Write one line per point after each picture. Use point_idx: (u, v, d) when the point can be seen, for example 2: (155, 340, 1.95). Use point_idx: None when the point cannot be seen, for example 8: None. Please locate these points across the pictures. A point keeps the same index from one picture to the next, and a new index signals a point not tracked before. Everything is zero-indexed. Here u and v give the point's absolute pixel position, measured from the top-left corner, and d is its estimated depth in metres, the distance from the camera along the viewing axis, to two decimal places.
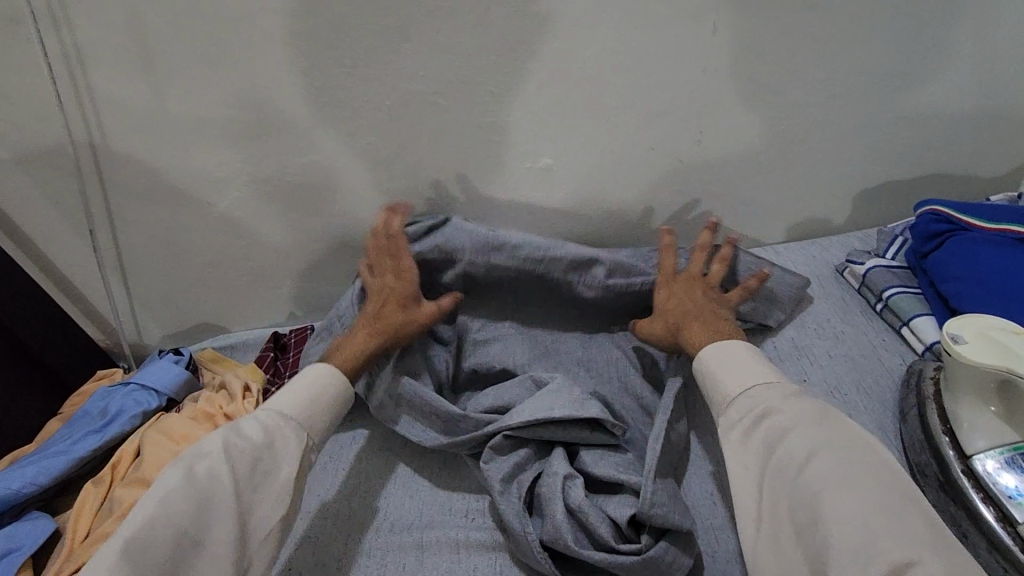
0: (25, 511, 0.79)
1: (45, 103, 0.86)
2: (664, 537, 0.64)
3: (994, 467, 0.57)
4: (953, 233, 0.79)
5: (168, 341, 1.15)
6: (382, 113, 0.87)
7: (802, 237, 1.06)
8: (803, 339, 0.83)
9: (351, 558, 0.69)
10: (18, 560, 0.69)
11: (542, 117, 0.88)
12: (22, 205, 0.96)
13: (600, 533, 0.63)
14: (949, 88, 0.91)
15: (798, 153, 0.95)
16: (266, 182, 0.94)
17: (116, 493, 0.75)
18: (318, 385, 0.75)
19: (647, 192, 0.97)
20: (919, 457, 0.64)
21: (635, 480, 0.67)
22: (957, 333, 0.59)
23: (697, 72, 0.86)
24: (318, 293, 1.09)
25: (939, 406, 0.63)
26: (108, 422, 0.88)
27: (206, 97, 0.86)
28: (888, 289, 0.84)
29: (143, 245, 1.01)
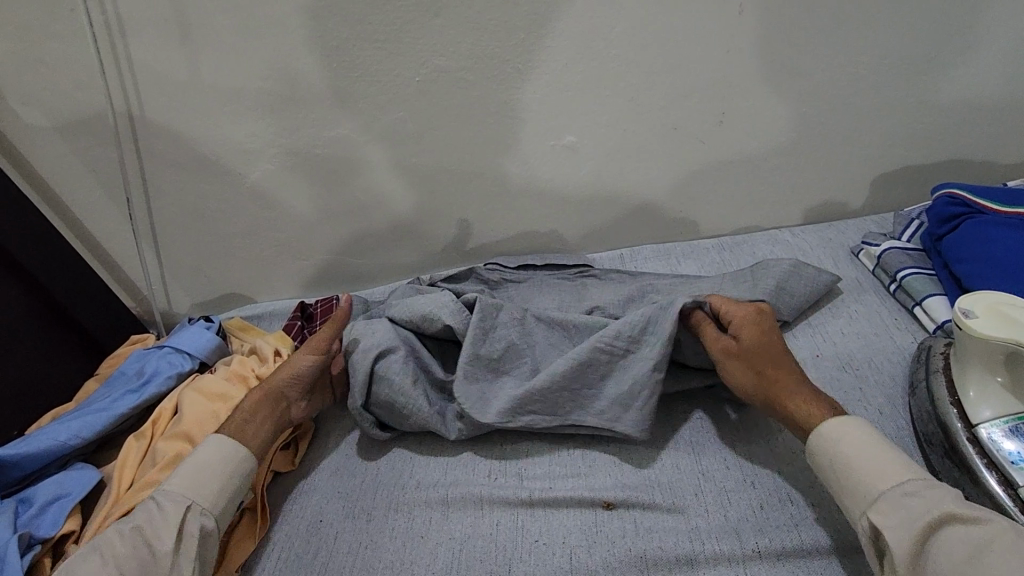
0: (70, 462, 0.83)
1: (87, 72, 0.89)
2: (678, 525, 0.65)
3: (999, 435, 0.60)
4: (968, 215, 0.81)
5: (196, 309, 1.20)
6: (410, 88, 0.90)
7: (818, 220, 1.07)
8: (818, 319, 0.85)
9: (379, 512, 0.73)
10: (68, 506, 0.73)
11: (565, 96, 0.90)
12: (61, 172, 1.00)
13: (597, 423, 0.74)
14: (971, 72, 0.92)
15: (819, 136, 0.96)
16: (296, 155, 0.97)
17: (158, 446, 0.79)
18: (205, 452, 0.70)
19: (667, 172, 0.99)
20: (927, 428, 0.66)
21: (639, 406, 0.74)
22: (968, 309, 0.62)
23: (721, 52, 0.87)
24: (343, 265, 1.13)
25: (947, 377, 0.66)
26: (145, 382, 0.91)
27: (241, 69, 0.88)
28: (902, 270, 0.86)
29: (175, 214, 1.04)
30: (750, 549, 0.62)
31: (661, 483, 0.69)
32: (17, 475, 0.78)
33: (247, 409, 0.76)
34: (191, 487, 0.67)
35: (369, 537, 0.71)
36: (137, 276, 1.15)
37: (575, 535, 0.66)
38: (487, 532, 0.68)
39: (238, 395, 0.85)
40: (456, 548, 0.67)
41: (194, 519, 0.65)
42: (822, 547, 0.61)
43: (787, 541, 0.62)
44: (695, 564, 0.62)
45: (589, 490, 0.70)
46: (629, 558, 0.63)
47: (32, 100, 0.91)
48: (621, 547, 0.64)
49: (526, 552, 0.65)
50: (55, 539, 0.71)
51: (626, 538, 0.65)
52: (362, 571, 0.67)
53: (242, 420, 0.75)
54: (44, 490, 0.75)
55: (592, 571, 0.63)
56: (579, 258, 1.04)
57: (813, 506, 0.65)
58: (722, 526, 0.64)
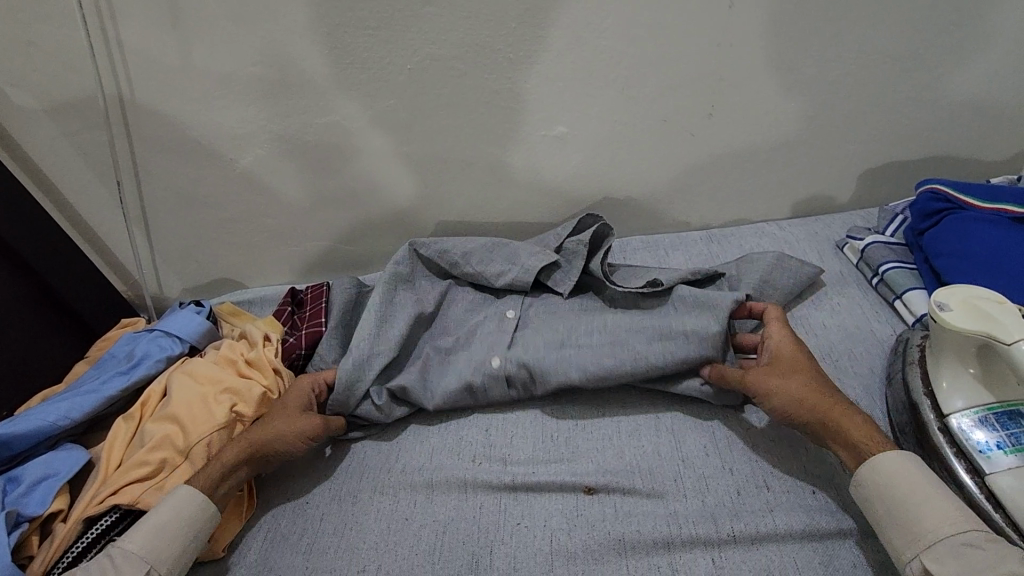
0: (59, 443, 0.83)
1: (76, 53, 0.89)
2: (701, 544, 0.63)
3: (968, 425, 0.61)
4: (950, 211, 0.82)
5: (187, 294, 1.20)
6: (402, 76, 0.90)
7: (806, 213, 1.09)
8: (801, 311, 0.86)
9: (365, 495, 0.74)
10: (56, 485, 0.74)
11: (557, 86, 0.91)
12: (52, 154, 0.99)
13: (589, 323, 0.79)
14: (959, 71, 0.93)
15: (807, 130, 0.97)
16: (287, 141, 0.97)
17: (146, 428, 0.79)
18: (177, 508, 0.66)
19: (657, 164, 1.00)
20: (900, 417, 0.68)
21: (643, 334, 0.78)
22: (943, 302, 0.63)
23: (712, 46, 0.87)
24: (334, 251, 1.13)
25: (923, 369, 0.67)
26: (135, 364, 0.92)
27: (232, 54, 0.88)
28: (884, 264, 0.88)
29: (166, 199, 1.04)
30: (726, 533, 0.63)
31: (641, 469, 0.71)
32: (6, 454, 0.78)
33: (226, 463, 0.71)
34: (149, 532, 0.64)
35: (354, 520, 0.72)
36: (128, 260, 1.15)
37: (556, 519, 0.67)
38: (471, 515, 0.69)
39: (228, 378, 0.85)
40: (440, 529, 0.69)
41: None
42: (796, 532, 0.63)
43: (762, 524, 0.63)
44: (673, 547, 0.63)
45: (571, 475, 0.71)
46: (608, 541, 0.64)
47: (22, 81, 0.91)
48: (601, 531, 0.65)
49: (508, 535, 0.67)
50: (44, 517, 0.71)
51: (606, 522, 0.66)
52: (347, 552, 0.69)
53: (217, 475, 0.70)
54: (33, 469, 0.75)
55: (572, 554, 0.64)
56: None
57: (789, 493, 0.66)
58: (700, 511, 0.66)
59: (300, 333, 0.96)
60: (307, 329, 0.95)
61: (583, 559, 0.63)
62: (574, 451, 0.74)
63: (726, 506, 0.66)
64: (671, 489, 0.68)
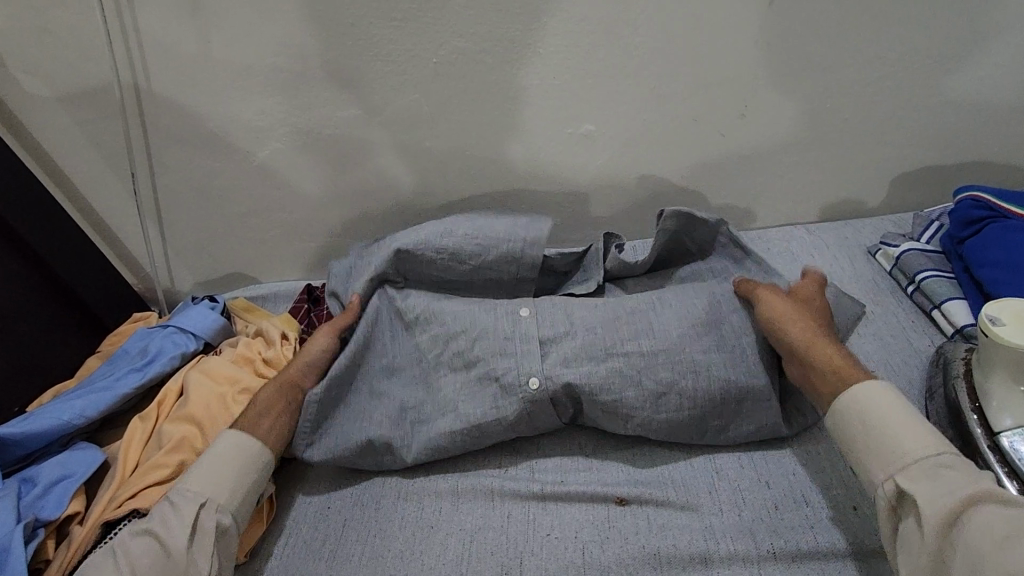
0: (73, 441, 0.82)
1: (92, 40, 0.86)
2: (739, 561, 0.61)
3: (1020, 444, 0.59)
4: (992, 219, 0.80)
5: (200, 288, 1.18)
6: (427, 69, 0.87)
7: (835, 217, 1.06)
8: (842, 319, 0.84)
9: (388, 501, 0.73)
10: (72, 486, 0.72)
11: (586, 82, 0.88)
12: (64, 144, 0.97)
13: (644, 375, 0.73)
14: (1000, 74, 0.90)
15: (840, 132, 0.95)
16: (307, 134, 0.95)
17: (164, 428, 0.77)
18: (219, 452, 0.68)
19: (685, 165, 0.97)
20: (944, 433, 0.67)
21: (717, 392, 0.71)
22: (994, 316, 0.61)
23: (747, 44, 0.85)
24: (352, 249, 1.11)
25: (969, 385, 0.66)
26: (149, 361, 0.89)
27: (253, 44, 0.85)
28: (921, 272, 0.86)
29: (181, 191, 1.02)
30: (765, 549, 0.62)
31: (674, 481, 0.69)
32: (21, 453, 0.77)
33: (263, 402, 0.74)
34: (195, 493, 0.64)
35: (379, 528, 0.70)
36: (139, 253, 1.13)
37: (587, 530, 0.66)
38: (499, 524, 0.68)
39: (247, 377, 0.83)
40: (467, 539, 0.67)
41: (210, 517, 0.63)
42: (838, 550, 0.61)
43: (800, 541, 0.62)
44: (709, 563, 0.62)
45: (602, 485, 0.70)
46: (644, 554, 0.63)
47: (36, 68, 0.89)
48: (634, 544, 0.64)
49: (537, 546, 0.65)
50: (60, 520, 0.70)
51: (639, 535, 0.65)
52: (373, 560, 0.67)
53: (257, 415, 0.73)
54: (48, 470, 0.73)
55: (605, 567, 0.63)
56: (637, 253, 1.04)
57: (827, 508, 0.65)
58: (737, 525, 0.64)
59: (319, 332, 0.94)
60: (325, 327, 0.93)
61: (616, 573, 0.62)
62: (602, 462, 0.73)
63: (764, 523, 0.64)
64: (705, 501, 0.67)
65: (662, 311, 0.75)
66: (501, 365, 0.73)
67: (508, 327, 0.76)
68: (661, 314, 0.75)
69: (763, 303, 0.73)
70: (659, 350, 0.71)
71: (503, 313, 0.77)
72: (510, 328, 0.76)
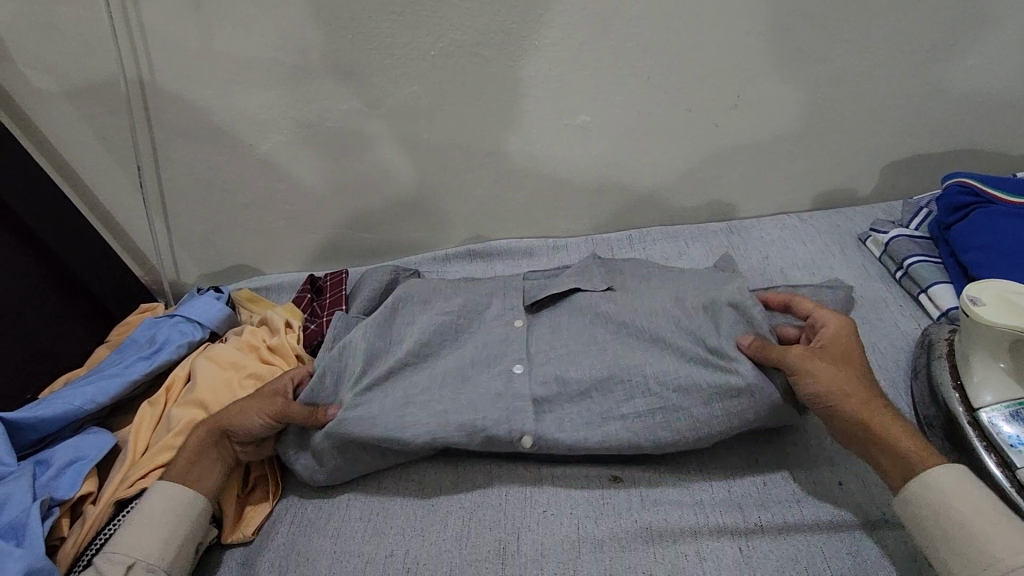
0: (84, 426, 0.84)
1: (99, 36, 0.88)
2: (728, 533, 0.64)
3: (998, 419, 0.62)
4: (978, 205, 0.82)
5: (205, 280, 1.20)
6: (425, 62, 0.89)
7: (827, 205, 1.08)
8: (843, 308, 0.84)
9: (390, 481, 0.76)
10: (85, 468, 0.75)
11: (581, 74, 0.90)
12: (72, 138, 0.99)
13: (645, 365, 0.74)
14: (988, 62, 0.91)
15: (831, 122, 0.96)
16: (308, 127, 0.97)
17: (173, 412, 0.80)
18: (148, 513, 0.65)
19: (679, 154, 0.99)
20: (927, 411, 0.69)
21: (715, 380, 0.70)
22: (976, 296, 0.63)
23: (738, 34, 0.87)
24: (353, 239, 1.13)
25: (951, 364, 0.68)
26: (157, 349, 0.92)
27: (256, 39, 0.88)
28: (909, 257, 0.88)
29: (185, 184, 1.04)
30: (753, 522, 0.64)
31: (667, 459, 0.72)
32: (35, 437, 0.79)
33: (194, 448, 0.71)
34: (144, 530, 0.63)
35: (382, 506, 0.73)
36: (145, 246, 1.15)
37: (581, 506, 0.68)
38: (497, 501, 0.71)
39: (253, 364, 0.86)
40: (466, 515, 0.70)
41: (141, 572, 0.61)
42: (823, 522, 0.64)
43: (787, 514, 0.65)
44: (700, 536, 0.64)
45: (597, 464, 0.72)
46: (637, 528, 0.65)
47: (43, 64, 0.91)
48: (627, 518, 0.67)
49: (534, 522, 0.68)
50: (74, 500, 0.72)
51: (632, 511, 0.67)
52: (375, 536, 0.70)
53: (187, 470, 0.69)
54: (62, 452, 0.76)
55: (599, 541, 0.65)
56: (638, 241, 1.07)
57: (813, 485, 0.68)
58: (726, 501, 0.67)
59: (322, 320, 0.96)
60: (328, 316, 0.95)
61: (610, 545, 0.64)
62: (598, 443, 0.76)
63: (752, 499, 0.67)
64: (696, 479, 0.70)
65: (659, 361, 0.72)
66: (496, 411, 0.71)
67: (501, 386, 0.73)
68: (661, 362, 0.71)
69: (808, 370, 0.64)
70: (658, 407, 0.69)
71: (496, 372, 0.75)
72: (503, 386, 0.73)
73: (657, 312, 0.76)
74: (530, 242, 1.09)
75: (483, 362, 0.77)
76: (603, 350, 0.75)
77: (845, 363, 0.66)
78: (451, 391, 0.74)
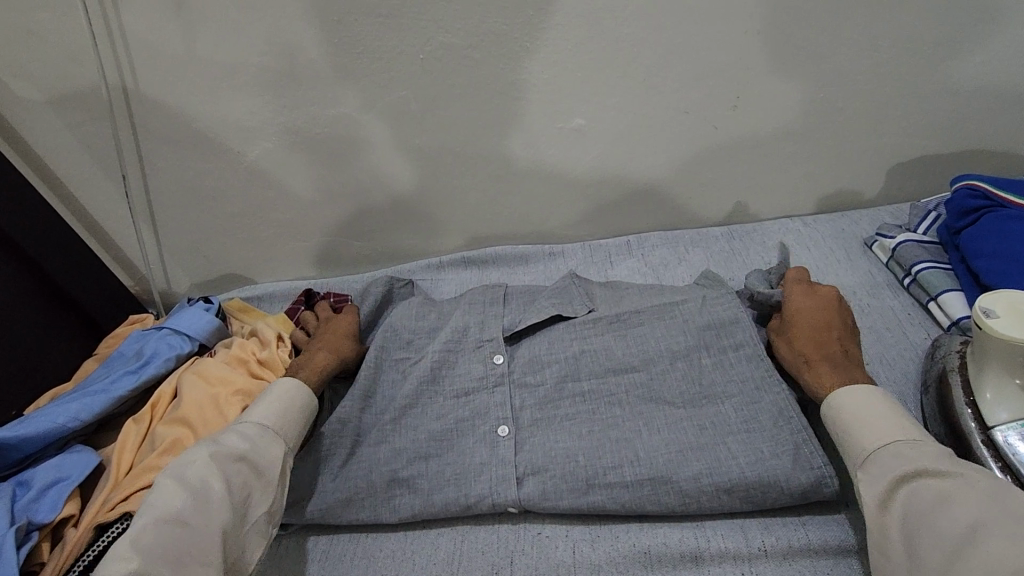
0: (69, 444, 0.82)
1: (78, 42, 0.86)
2: (728, 559, 0.62)
3: (1014, 438, 0.59)
4: (990, 209, 0.79)
5: (197, 290, 1.18)
6: (414, 66, 0.86)
7: (832, 209, 1.05)
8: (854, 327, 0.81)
9: None
10: (66, 490, 0.72)
11: (575, 75, 0.87)
12: (56, 147, 0.97)
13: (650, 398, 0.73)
14: (997, 59, 0.88)
15: (835, 122, 0.93)
16: (296, 134, 0.94)
17: (158, 431, 0.77)
18: (283, 393, 0.72)
19: (678, 157, 0.96)
20: (938, 429, 0.66)
21: (722, 414, 0.70)
22: (989, 308, 0.61)
23: (737, 33, 0.84)
24: (346, 248, 1.11)
25: (963, 379, 0.65)
26: (143, 363, 0.89)
27: (240, 43, 0.85)
28: (917, 264, 0.85)
29: (173, 193, 1.02)
30: (756, 547, 0.63)
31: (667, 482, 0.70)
32: (16, 457, 0.77)
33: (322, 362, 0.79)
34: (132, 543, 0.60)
35: (372, 530, 0.71)
36: (135, 256, 1.13)
37: (578, 529, 0.67)
38: (491, 524, 0.69)
39: (241, 380, 0.83)
40: (459, 539, 0.68)
41: None
42: (830, 546, 0.62)
43: (790, 539, 0.63)
44: (700, 561, 0.63)
45: None
46: (634, 552, 0.64)
47: (24, 72, 0.89)
48: (624, 543, 0.65)
49: (528, 547, 0.67)
50: (54, 524, 0.70)
51: (630, 534, 0.66)
52: (365, 560, 0.68)
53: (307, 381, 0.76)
54: (43, 473, 0.74)
55: (595, 566, 0.64)
56: (649, 242, 1.05)
57: (818, 508, 0.66)
58: (727, 524, 0.65)
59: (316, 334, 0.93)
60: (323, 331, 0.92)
61: (606, 572, 0.63)
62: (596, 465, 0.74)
63: (755, 523, 0.65)
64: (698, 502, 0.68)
65: (650, 435, 0.70)
66: (484, 473, 0.70)
67: (487, 454, 0.71)
68: (649, 437, 0.69)
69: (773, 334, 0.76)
70: (646, 479, 0.66)
71: (481, 435, 0.73)
72: (487, 453, 0.71)
73: (642, 384, 0.74)
74: (534, 247, 1.07)
75: (467, 423, 0.74)
76: (593, 417, 0.72)
77: (803, 319, 0.73)
78: (436, 461, 0.72)
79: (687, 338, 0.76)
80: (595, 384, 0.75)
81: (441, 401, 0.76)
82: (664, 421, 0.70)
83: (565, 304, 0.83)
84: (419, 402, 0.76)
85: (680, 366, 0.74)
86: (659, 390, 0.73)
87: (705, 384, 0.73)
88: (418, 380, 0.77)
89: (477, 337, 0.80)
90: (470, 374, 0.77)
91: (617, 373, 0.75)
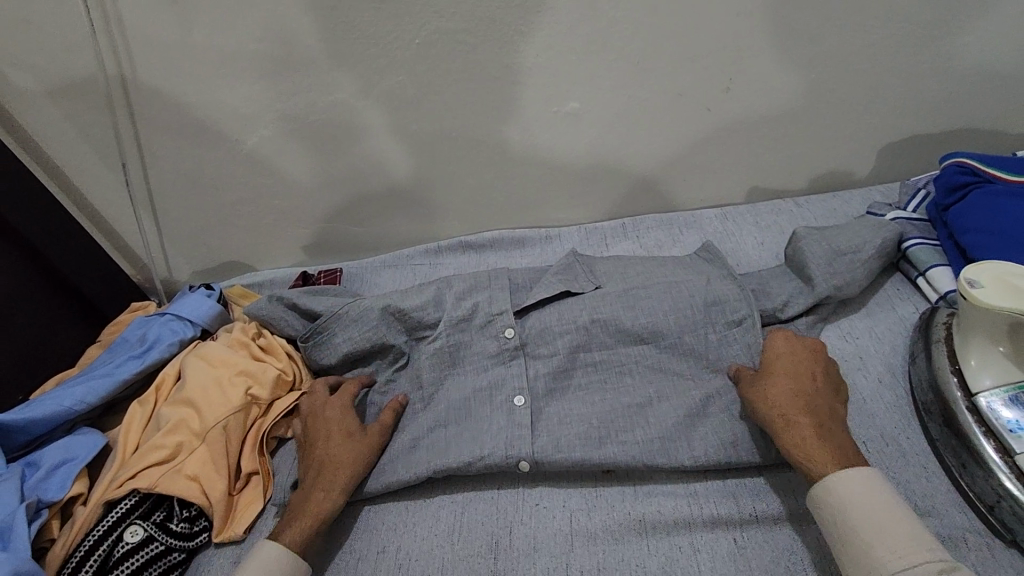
0: (76, 426, 0.84)
1: (76, 32, 0.86)
2: (720, 525, 0.65)
3: (997, 404, 0.63)
4: (977, 184, 0.81)
5: (197, 277, 1.19)
6: (409, 51, 0.87)
7: (824, 188, 1.06)
8: (845, 304, 0.83)
9: None
10: (75, 469, 0.74)
11: (569, 58, 0.88)
12: (56, 137, 0.98)
13: (651, 374, 0.75)
14: (986, 39, 0.89)
15: (827, 102, 0.94)
16: (294, 120, 0.95)
17: (162, 412, 0.79)
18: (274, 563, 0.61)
19: (672, 141, 0.98)
20: (924, 395, 0.69)
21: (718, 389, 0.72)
22: (974, 279, 0.63)
23: (731, 15, 0.84)
24: (344, 233, 1.12)
25: (948, 349, 0.68)
26: (148, 348, 0.91)
27: (236, 31, 0.86)
28: (909, 240, 0.85)
29: (173, 180, 1.03)
30: (746, 513, 0.65)
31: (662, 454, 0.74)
32: (24, 439, 0.79)
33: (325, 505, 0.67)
34: None
35: (375, 504, 0.73)
36: (135, 245, 1.14)
37: (575, 499, 0.69)
38: (490, 495, 0.71)
39: (242, 361, 0.84)
40: (458, 510, 0.70)
41: None
42: None
43: (779, 505, 0.65)
44: (692, 527, 0.65)
45: None
46: (628, 521, 0.66)
47: (23, 62, 0.89)
48: (620, 512, 0.67)
49: (527, 517, 0.68)
50: (64, 502, 0.72)
51: (625, 504, 0.68)
52: (368, 532, 0.70)
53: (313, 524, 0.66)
54: (51, 454, 0.76)
55: (592, 534, 0.66)
56: (644, 224, 1.06)
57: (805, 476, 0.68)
58: (719, 492, 0.68)
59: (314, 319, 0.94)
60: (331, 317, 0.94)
61: (602, 538, 0.65)
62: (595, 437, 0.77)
63: (746, 491, 0.67)
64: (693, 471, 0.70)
65: (652, 405, 0.73)
66: (484, 447, 0.71)
67: (504, 419, 0.73)
68: (653, 404, 0.73)
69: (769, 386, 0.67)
70: (647, 443, 0.69)
71: (479, 414, 0.75)
72: (493, 420, 0.73)
73: (639, 362, 0.76)
74: (531, 230, 1.08)
75: (465, 401, 0.76)
76: (594, 396, 0.75)
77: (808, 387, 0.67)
78: (454, 425, 0.75)
79: (686, 311, 0.77)
80: (596, 360, 0.77)
81: (450, 381, 0.79)
82: (661, 397, 0.73)
83: (572, 281, 0.84)
84: (426, 382, 0.79)
85: (680, 342, 0.76)
86: (658, 364, 0.76)
87: (699, 360, 0.75)
88: (433, 359, 0.79)
89: (487, 314, 0.81)
90: (484, 349, 0.79)
91: (619, 350, 0.77)
